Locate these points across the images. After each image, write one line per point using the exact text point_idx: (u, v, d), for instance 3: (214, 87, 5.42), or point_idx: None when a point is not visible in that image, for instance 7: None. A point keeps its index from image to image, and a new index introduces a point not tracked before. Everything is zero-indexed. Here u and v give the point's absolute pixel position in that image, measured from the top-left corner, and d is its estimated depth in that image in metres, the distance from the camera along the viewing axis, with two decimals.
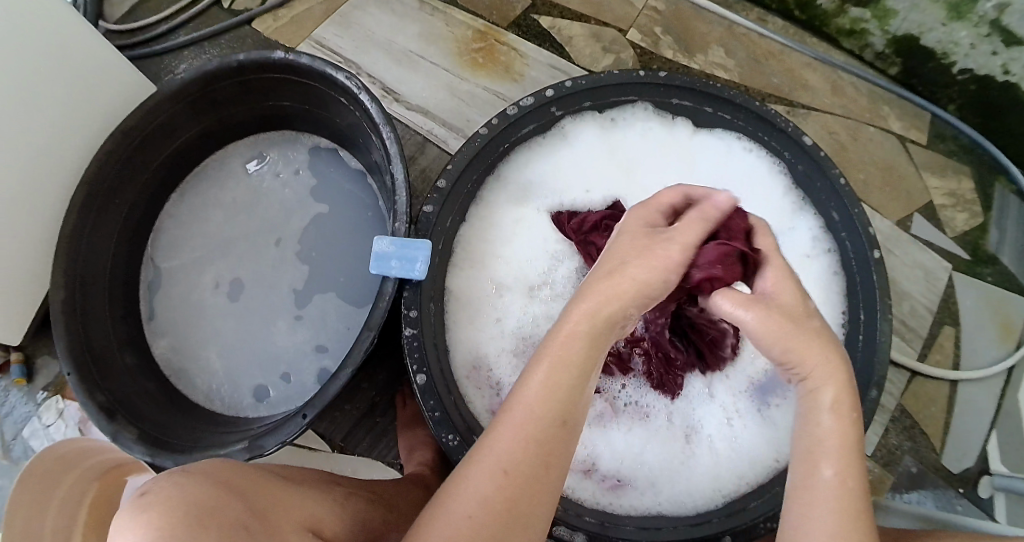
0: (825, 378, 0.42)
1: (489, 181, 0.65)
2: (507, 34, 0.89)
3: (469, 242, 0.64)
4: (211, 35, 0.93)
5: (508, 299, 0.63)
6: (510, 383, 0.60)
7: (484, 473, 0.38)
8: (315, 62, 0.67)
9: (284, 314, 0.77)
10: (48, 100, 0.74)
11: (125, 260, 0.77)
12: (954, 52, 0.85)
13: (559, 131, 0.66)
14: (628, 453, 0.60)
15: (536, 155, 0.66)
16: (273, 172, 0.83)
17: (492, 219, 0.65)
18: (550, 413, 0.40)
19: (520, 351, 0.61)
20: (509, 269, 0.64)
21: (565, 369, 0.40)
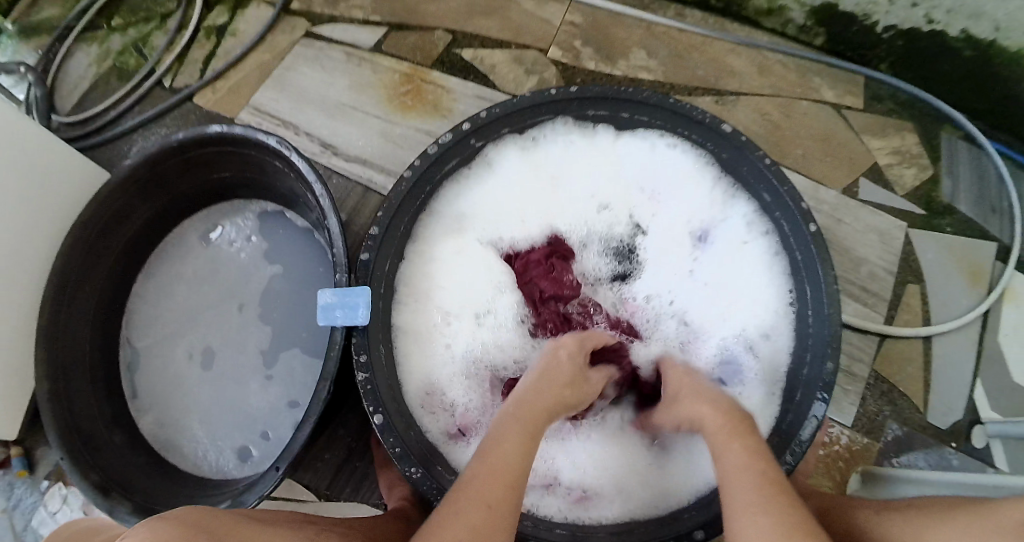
0: (729, 440, 0.48)
1: (422, 217, 0.66)
2: (432, 72, 0.92)
3: (410, 278, 0.65)
4: (156, 115, 0.96)
5: (454, 328, 0.65)
6: (462, 404, 0.63)
7: (462, 506, 0.43)
8: (248, 130, 0.70)
9: (255, 375, 0.80)
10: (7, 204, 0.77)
11: (102, 344, 0.79)
12: (874, 11, 0.87)
13: (482, 160, 0.68)
14: (593, 463, 0.60)
15: (464, 187, 0.68)
16: (228, 240, 0.85)
17: (430, 254, 0.67)
18: (512, 464, 0.46)
19: (471, 374, 0.64)
20: (450, 300, 0.66)
21: (525, 426, 0.49)
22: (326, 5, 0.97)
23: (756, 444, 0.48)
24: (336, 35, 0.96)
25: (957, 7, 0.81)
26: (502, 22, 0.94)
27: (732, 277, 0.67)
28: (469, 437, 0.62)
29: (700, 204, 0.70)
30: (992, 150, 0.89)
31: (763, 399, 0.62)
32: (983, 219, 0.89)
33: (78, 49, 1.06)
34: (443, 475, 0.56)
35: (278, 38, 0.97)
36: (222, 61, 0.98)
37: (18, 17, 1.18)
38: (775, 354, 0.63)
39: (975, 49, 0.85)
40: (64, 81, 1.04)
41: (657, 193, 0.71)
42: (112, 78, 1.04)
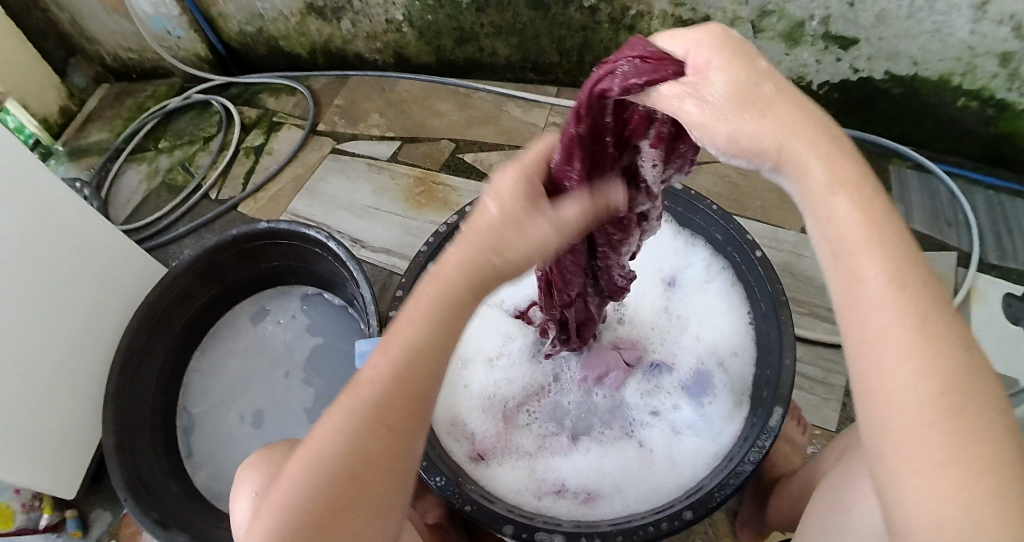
0: (868, 246, 0.36)
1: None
2: (441, 174, 1.09)
3: None
4: (206, 222, 1.13)
5: (472, 370, 0.79)
6: (481, 432, 0.74)
7: (357, 401, 0.41)
8: (291, 225, 0.87)
9: (300, 428, 0.91)
10: (83, 289, 0.92)
11: (162, 409, 0.91)
12: (807, 72, 1.05)
13: None
14: (594, 472, 0.72)
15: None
16: (275, 320, 1.00)
17: None
18: (417, 369, 0.42)
19: (488, 408, 0.76)
20: (469, 348, 0.80)
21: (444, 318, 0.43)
22: (349, 125, 1.19)
23: (895, 245, 0.36)
24: (359, 150, 1.15)
25: (875, 54, 0.98)
26: (495, 128, 1.13)
27: (701, 312, 0.80)
28: (487, 459, 0.72)
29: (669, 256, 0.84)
30: (939, 172, 1.06)
31: (736, 406, 0.72)
32: (939, 234, 1.03)
33: (128, 167, 1.26)
34: (466, 484, 0.66)
35: (309, 154, 1.17)
36: (261, 174, 1.16)
37: (67, 138, 1.39)
38: (742, 368, 0.74)
39: (902, 85, 1.01)
40: (117, 195, 1.23)
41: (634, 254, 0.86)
42: (162, 191, 1.22)
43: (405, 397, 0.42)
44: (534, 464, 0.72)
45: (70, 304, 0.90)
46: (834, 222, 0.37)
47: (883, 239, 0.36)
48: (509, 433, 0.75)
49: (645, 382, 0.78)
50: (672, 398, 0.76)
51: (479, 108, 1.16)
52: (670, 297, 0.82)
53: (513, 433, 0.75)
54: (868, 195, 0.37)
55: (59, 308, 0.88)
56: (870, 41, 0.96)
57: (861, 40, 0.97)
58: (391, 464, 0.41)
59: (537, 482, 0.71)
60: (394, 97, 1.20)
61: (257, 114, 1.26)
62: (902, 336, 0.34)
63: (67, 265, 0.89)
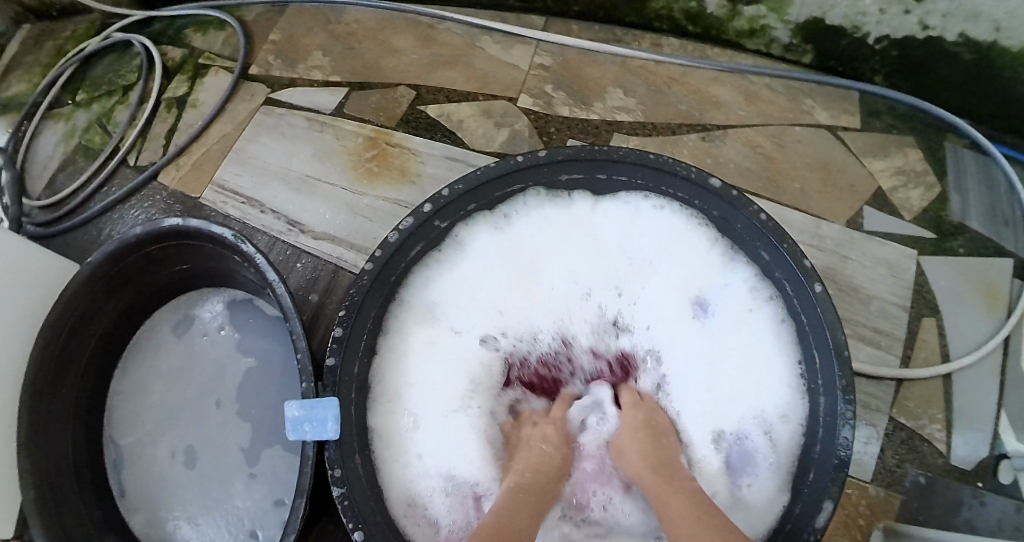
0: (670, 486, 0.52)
1: (393, 308, 0.63)
2: (397, 133, 0.88)
3: (387, 375, 0.62)
4: (124, 197, 0.93)
5: (437, 427, 0.62)
6: (445, 516, 0.59)
7: None
8: (203, 224, 0.67)
9: (237, 474, 0.75)
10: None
11: (86, 444, 0.77)
12: (864, 22, 0.83)
13: (455, 239, 0.65)
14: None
15: (434, 273, 0.65)
16: (201, 332, 0.82)
17: (402, 350, 0.63)
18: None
19: (457, 481, 0.60)
20: (426, 396, 0.62)
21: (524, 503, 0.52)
22: (285, 68, 0.96)
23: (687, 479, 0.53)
24: (298, 101, 0.93)
25: (952, 11, 0.77)
26: (464, 72, 0.91)
27: (737, 345, 0.64)
28: None
29: (699, 270, 0.67)
30: (1000, 155, 0.86)
31: (778, 482, 0.58)
32: (996, 236, 0.86)
33: (46, 126, 1.04)
34: None
35: (239, 108, 0.95)
36: (185, 134, 0.95)
37: None
38: (791, 436, 0.60)
39: (975, 52, 0.80)
40: (34, 163, 1.03)
41: (647, 258, 0.68)
42: (79, 157, 1.02)
43: None
44: None
45: None
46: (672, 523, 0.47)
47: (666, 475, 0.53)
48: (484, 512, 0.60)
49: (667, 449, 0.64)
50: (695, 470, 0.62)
51: (446, 45, 0.94)
52: (695, 327, 0.66)
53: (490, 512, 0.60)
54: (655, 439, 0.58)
55: None
56: None
57: None
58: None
59: None
60: (341, 30, 0.98)
61: (181, 55, 1.03)
62: None
63: None
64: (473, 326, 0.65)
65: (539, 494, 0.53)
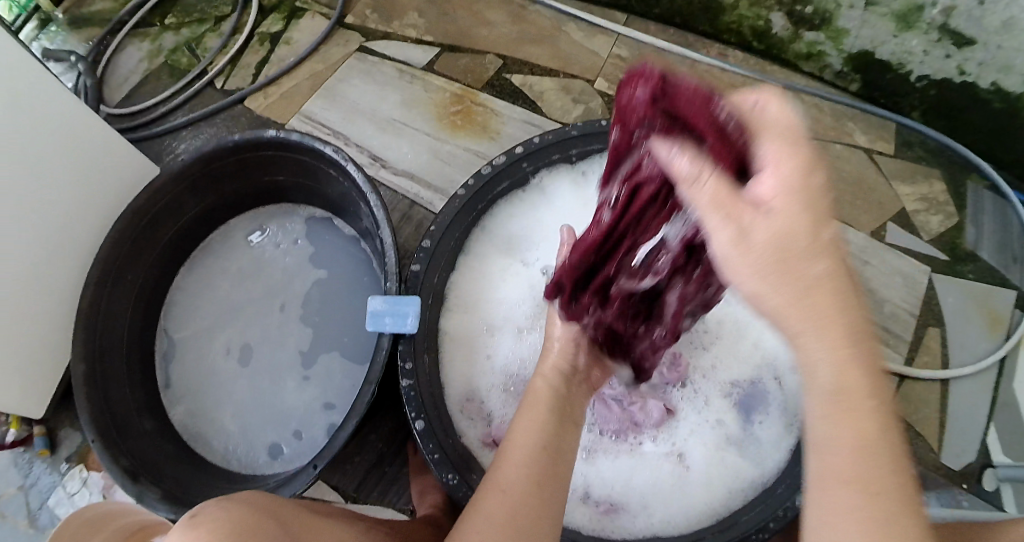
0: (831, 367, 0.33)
1: (475, 235, 0.70)
2: (482, 94, 0.94)
3: (460, 287, 0.69)
4: (207, 115, 0.99)
5: (500, 338, 0.70)
6: (499, 410, 0.66)
7: (491, 496, 0.47)
8: (303, 138, 0.72)
9: (292, 375, 0.82)
10: (58, 195, 0.81)
11: (140, 333, 0.82)
12: (909, 61, 0.91)
13: (540, 183, 0.72)
14: (612, 476, 0.65)
15: (514, 210, 0.72)
16: (274, 241, 0.88)
17: (480, 267, 0.71)
18: (535, 449, 0.50)
19: (511, 383, 0.68)
20: (501, 309, 0.71)
21: (539, 409, 0.53)
22: (382, 22, 1.02)
23: (850, 321, 0.33)
24: (390, 52, 0.99)
25: (988, 60, 0.84)
26: (550, 51, 0.98)
27: None
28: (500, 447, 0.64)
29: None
30: (1017, 202, 0.93)
31: (788, 428, 0.65)
32: (1003, 267, 0.93)
33: (128, 44, 1.10)
34: (478, 482, 0.59)
35: (331, 51, 1.01)
36: (275, 67, 1.01)
37: (69, 7, 1.20)
38: (798, 384, 0.67)
39: (1004, 101, 0.88)
40: (114, 75, 1.08)
41: None
42: (163, 75, 1.07)
43: (539, 471, 0.48)
44: None
45: (38, 213, 0.79)
46: (812, 373, 0.34)
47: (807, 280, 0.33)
48: None
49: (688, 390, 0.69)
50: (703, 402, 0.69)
51: (535, 25, 1.00)
52: (732, 298, 0.72)
53: None
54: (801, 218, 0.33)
55: (26, 215, 0.78)
56: (988, 46, 0.83)
57: (978, 43, 0.83)
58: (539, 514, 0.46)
59: None
60: None
61: None
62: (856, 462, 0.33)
63: (33, 167, 0.77)
64: (544, 258, 0.73)
65: (565, 404, 0.55)
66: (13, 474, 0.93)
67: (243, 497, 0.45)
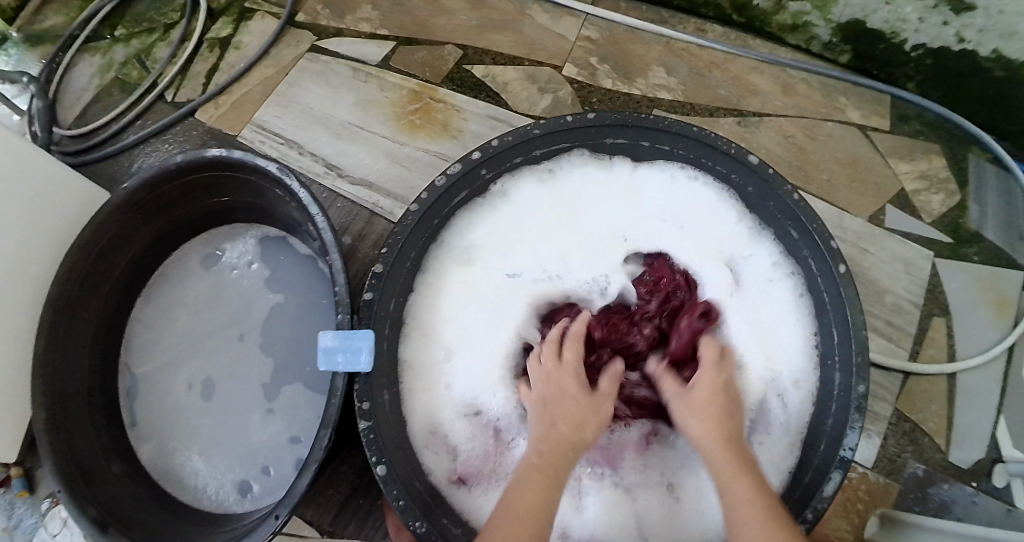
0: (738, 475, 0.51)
1: (431, 251, 0.65)
2: (442, 88, 0.88)
3: (419, 309, 0.65)
4: (158, 131, 0.94)
5: (461, 364, 0.64)
6: (462, 443, 0.62)
7: None
8: (247, 156, 0.68)
9: (256, 407, 0.77)
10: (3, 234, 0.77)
11: (101, 372, 0.78)
12: (903, 29, 0.84)
13: (500, 190, 0.67)
14: (594, 512, 0.61)
15: (477, 218, 0.67)
16: (229, 264, 0.83)
17: (439, 287, 0.66)
18: (531, 516, 0.47)
19: (475, 411, 0.63)
20: (459, 331, 0.65)
21: (540, 473, 0.51)
22: (334, 18, 0.95)
23: (754, 476, 0.51)
24: (344, 50, 0.93)
25: (989, 26, 0.78)
26: (514, 37, 0.91)
27: (766, 311, 0.66)
28: (470, 483, 0.61)
29: (725, 240, 0.68)
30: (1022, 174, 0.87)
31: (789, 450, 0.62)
32: (1009, 247, 0.87)
33: (81, 60, 1.04)
34: (446, 526, 0.57)
35: (284, 52, 0.95)
36: (227, 74, 0.96)
37: (23, 24, 1.13)
38: (801, 402, 0.64)
39: (1006, 69, 0.81)
40: (67, 94, 1.02)
41: (685, 220, 0.69)
42: (115, 90, 1.02)
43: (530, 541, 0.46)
44: None
45: None
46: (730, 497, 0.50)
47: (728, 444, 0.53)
48: (498, 454, 0.62)
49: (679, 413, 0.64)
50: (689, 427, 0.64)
51: (496, 10, 0.93)
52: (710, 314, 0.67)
53: (503, 454, 0.62)
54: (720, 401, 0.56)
55: None
56: (988, 12, 0.76)
57: (978, 8, 0.76)
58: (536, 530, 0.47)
59: None
60: None
61: None
62: None
63: None
64: (509, 269, 0.67)
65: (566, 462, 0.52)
66: None
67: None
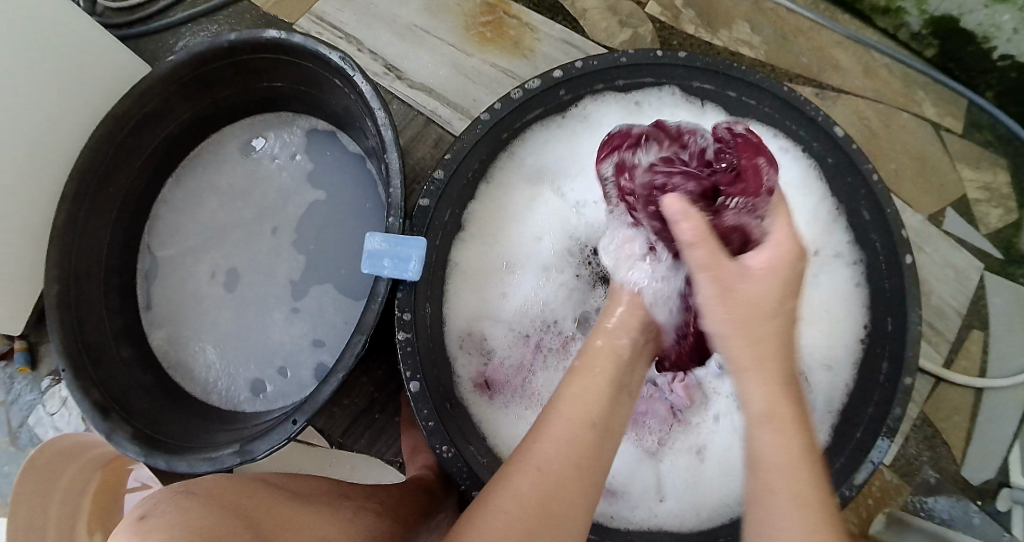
0: (775, 427, 0.40)
1: (500, 160, 0.63)
2: (516, 5, 0.84)
3: (481, 217, 0.63)
4: (209, 11, 0.89)
5: (518, 277, 0.63)
6: (501, 352, 0.61)
7: (523, 472, 0.42)
8: (308, 40, 0.63)
9: (280, 306, 0.75)
10: (39, 98, 0.73)
11: (120, 252, 0.75)
12: (995, 36, 0.82)
13: (582, 110, 0.64)
14: (615, 462, 0.61)
15: (551, 136, 0.64)
16: (270, 155, 0.80)
17: (504, 198, 0.64)
18: (587, 417, 0.45)
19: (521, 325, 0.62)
20: (520, 245, 0.64)
21: (597, 377, 0.48)
22: None
23: (782, 386, 0.42)
24: None
25: None
26: None
27: (813, 305, 0.64)
28: (495, 391, 0.60)
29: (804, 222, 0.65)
30: None
31: (818, 430, 0.62)
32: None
33: None
34: (475, 456, 0.55)
35: None
36: None
37: None
38: (834, 383, 0.63)
39: None
40: None
41: None
42: None
43: (584, 449, 0.43)
44: None
45: (18, 115, 0.71)
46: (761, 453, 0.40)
47: (794, 448, 0.39)
48: (533, 369, 0.61)
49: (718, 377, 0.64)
50: (718, 399, 0.63)
51: None
52: None
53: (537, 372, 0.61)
54: (784, 394, 0.42)
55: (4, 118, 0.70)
56: None
57: None
58: (581, 480, 0.42)
59: None
60: None
61: None
62: (778, 457, 0.39)
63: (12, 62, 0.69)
64: (576, 192, 0.65)
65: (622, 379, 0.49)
66: None
67: (193, 485, 0.42)
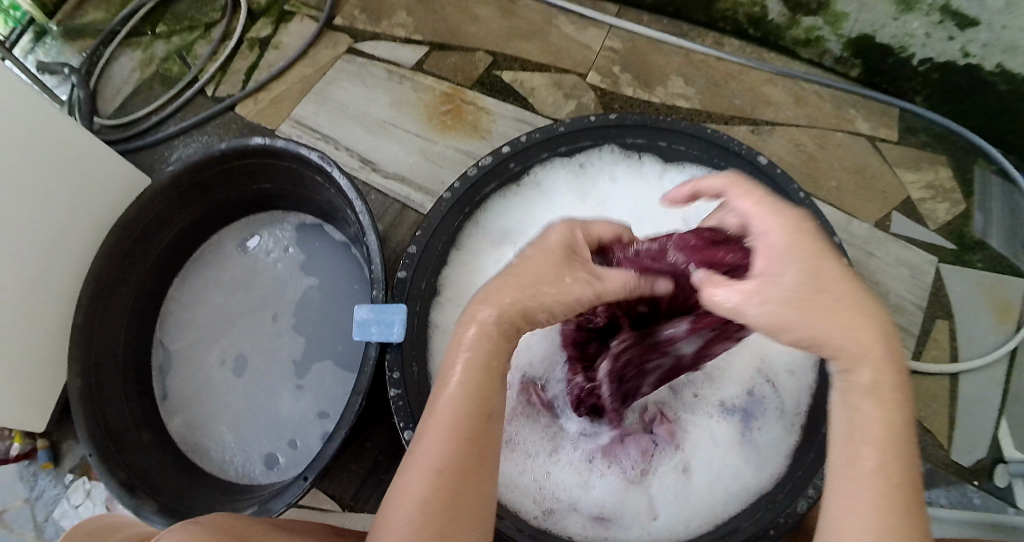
0: (872, 439, 0.39)
1: (466, 233, 0.69)
2: (471, 92, 0.94)
3: (452, 279, 0.68)
4: (197, 124, 0.98)
5: None
6: None
7: (419, 477, 0.41)
8: (288, 143, 0.72)
9: (285, 383, 0.82)
10: (51, 222, 0.81)
11: (135, 347, 0.82)
12: (911, 43, 0.87)
13: (534, 179, 0.72)
14: (602, 490, 0.65)
15: (512, 203, 0.72)
16: (265, 250, 0.87)
17: (472, 262, 0.70)
18: (474, 409, 0.43)
19: None
20: None
21: (486, 361, 0.44)
22: (369, 22, 1.00)
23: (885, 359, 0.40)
24: (379, 53, 0.98)
25: (992, 41, 0.80)
26: (541, 45, 0.97)
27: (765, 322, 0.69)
28: None
29: None
30: None
31: (789, 430, 0.65)
32: (1014, 255, 0.89)
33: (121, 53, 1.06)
34: None
35: (321, 52, 0.99)
36: (264, 72, 1.00)
37: (62, 18, 1.09)
38: (796, 386, 0.67)
39: (1010, 82, 0.83)
40: (107, 85, 1.05)
41: None
42: (154, 83, 1.04)
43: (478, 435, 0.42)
44: (545, 471, 0.66)
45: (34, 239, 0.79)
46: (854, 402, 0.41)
47: (888, 443, 0.39)
48: (517, 420, 0.67)
49: (687, 402, 0.68)
50: (693, 422, 0.67)
51: (524, 19, 0.99)
52: None
53: (522, 423, 0.67)
54: (901, 391, 0.39)
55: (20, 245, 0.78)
56: (993, 26, 0.79)
57: (982, 23, 0.79)
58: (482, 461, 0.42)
59: (545, 495, 0.64)
60: None
61: None
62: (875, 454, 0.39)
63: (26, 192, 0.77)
64: None
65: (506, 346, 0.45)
66: (20, 487, 0.93)
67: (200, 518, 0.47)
